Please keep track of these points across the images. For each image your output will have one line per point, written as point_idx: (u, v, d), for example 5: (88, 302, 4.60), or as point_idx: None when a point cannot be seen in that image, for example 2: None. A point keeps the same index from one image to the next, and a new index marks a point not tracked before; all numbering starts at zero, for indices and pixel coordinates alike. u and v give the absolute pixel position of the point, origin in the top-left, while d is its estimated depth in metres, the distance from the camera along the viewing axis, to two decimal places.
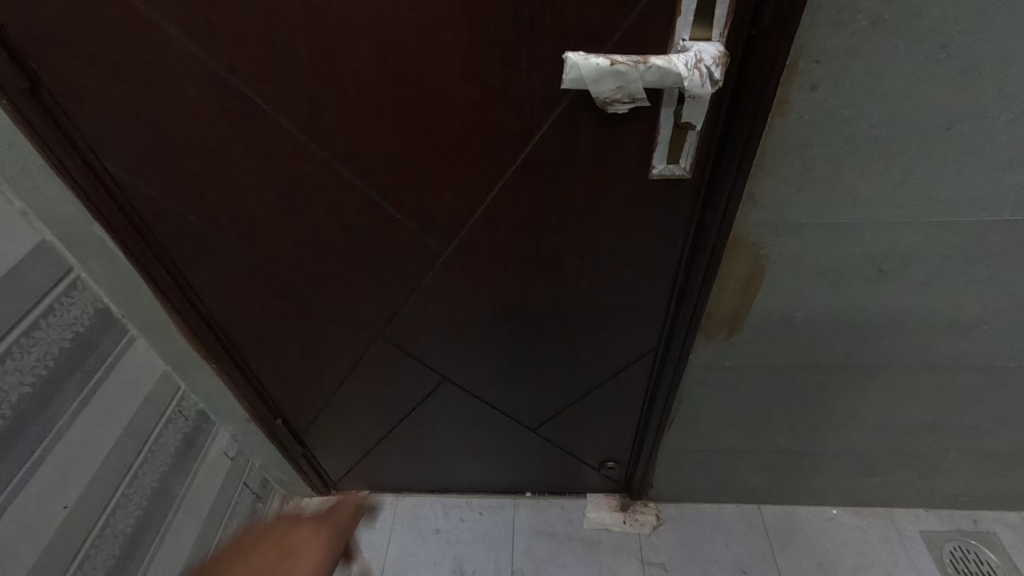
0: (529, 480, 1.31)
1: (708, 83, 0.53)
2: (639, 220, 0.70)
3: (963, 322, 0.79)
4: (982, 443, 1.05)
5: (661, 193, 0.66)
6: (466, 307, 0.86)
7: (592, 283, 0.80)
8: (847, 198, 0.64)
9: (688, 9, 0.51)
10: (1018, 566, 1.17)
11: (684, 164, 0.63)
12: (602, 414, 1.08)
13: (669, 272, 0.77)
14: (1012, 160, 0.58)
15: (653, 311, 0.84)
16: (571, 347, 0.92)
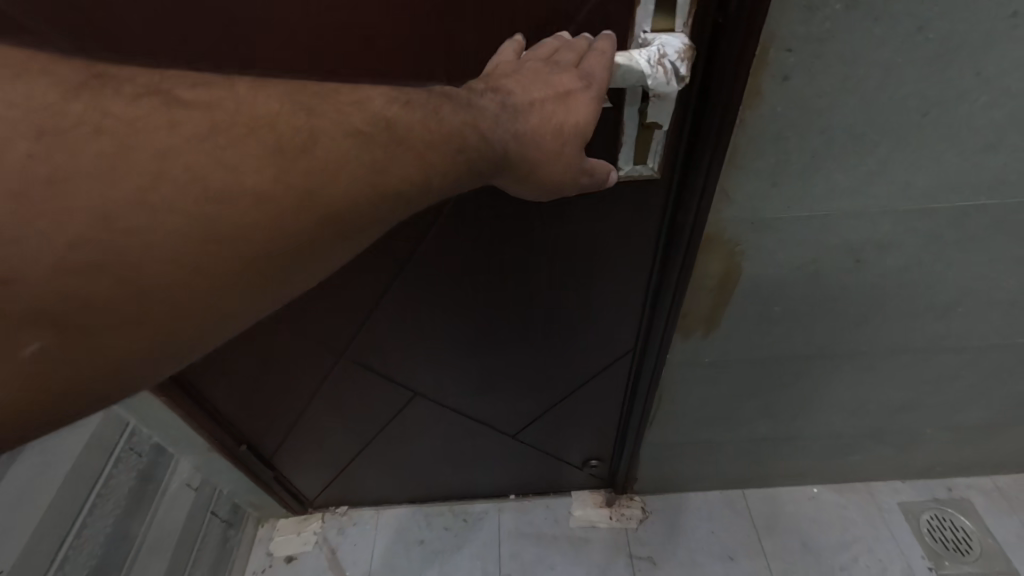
0: (512, 483, 1.28)
1: (674, 80, 0.48)
2: (608, 222, 0.66)
3: (939, 306, 0.78)
4: (956, 417, 1.06)
5: (629, 195, 0.62)
6: (432, 320, 0.81)
7: (564, 289, 0.76)
8: (823, 191, 0.60)
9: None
10: (991, 530, 1.21)
11: (652, 165, 0.58)
12: (583, 415, 1.05)
13: (643, 273, 0.73)
14: (989, 143, 0.56)
15: (629, 313, 0.81)
16: (546, 352, 0.88)
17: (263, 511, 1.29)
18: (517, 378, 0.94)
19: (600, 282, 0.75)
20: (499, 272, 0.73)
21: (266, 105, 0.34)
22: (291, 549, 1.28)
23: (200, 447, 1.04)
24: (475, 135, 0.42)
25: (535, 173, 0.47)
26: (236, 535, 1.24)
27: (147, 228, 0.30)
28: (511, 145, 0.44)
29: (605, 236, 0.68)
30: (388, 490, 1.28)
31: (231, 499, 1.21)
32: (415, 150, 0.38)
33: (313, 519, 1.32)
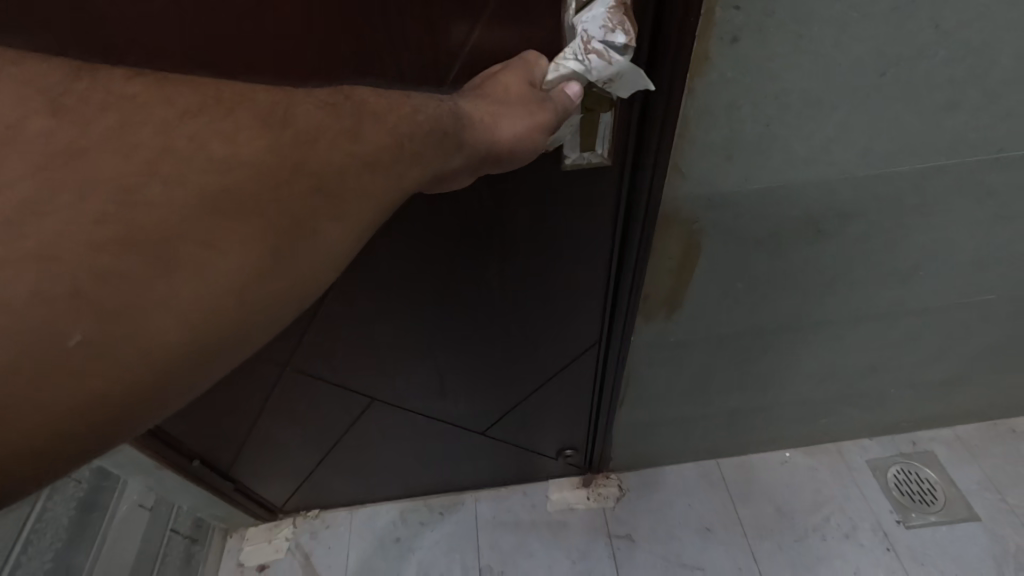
0: (488, 476, 1.25)
1: (614, 53, 0.44)
2: (558, 213, 0.61)
3: (901, 270, 0.76)
4: (920, 375, 1.06)
5: (578, 183, 0.57)
6: (380, 321, 0.75)
7: (518, 288, 0.72)
8: (781, 161, 0.57)
9: None
10: (953, 479, 1.24)
11: (600, 151, 0.53)
12: (555, 406, 1.02)
13: (603, 266, 0.69)
14: (949, 102, 0.53)
15: (592, 306, 0.76)
16: (507, 349, 0.84)
17: (229, 522, 1.25)
18: (479, 376, 0.90)
19: (555, 278, 0.71)
20: (447, 276, 0.68)
21: (236, 91, 0.35)
22: (262, 557, 1.24)
23: (148, 466, 0.98)
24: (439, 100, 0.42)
25: (495, 121, 0.43)
26: (201, 550, 1.19)
27: (159, 200, 0.29)
28: (460, 103, 0.43)
29: (556, 228, 0.63)
30: (360, 492, 1.24)
31: (193, 513, 1.17)
32: (386, 124, 0.37)
33: (285, 525, 1.28)
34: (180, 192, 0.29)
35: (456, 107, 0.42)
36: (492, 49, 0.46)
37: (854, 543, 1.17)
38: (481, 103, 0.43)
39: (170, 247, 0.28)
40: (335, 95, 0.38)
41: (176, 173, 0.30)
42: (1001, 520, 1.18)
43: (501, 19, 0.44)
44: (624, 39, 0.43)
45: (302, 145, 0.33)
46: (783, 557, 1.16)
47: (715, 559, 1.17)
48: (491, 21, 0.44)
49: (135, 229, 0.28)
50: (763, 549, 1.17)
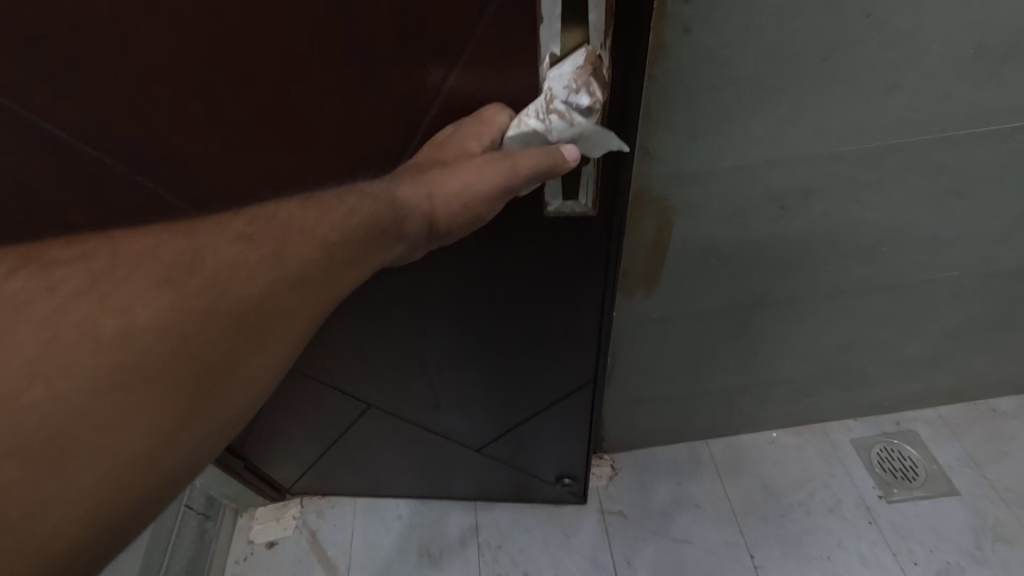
0: (489, 491, 1.25)
1: (577, 114, 0.48)
2: (548, 253, 0.65)
3: (864, 246, 0.81)
4: (897, 353, 1.11)
5: (565, 228, 0.62)
6: (384, 333, 0.80)
7: (513, 315, 0.76)
8: (740, 141, 0.62)
9: (552, 16, 0.44)
10: (934, 456, 1.29)
11: (584, 201, 0.58)
12: (550, 433, 1.04)
13: (593, 303, 0.72)
14: (888, 85, 0.58)
15: (585, 339, 0.79)
16: (503, 370, 0.88)
17: (240, 502, 1.31)
18: (470, 390, 0.93)
19: (541, 307, 0.74)
20: (439, 294, 0.72)
21: (141, 242, 0.38)
22: (271, 535, 1.29)
23: None
24: (374, 199, 0.47)
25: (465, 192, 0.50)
26: (213, 527, 1.26)
27: (52, 401, 0.32)
28: (396, 190, 0.49)
29: (547, 267, 0.67)
30: (360, 484, 1.28)
31: (206, 492, 1.23)
32: (302, 241, 0.42)
33: (291, 505, 1.33)
34: (67, 384, 0.32)
35: (394, 196, 0.48)
36: (469, 88, 0.49)
37: (837, 516, 1.22)
38: (433, 182, 0.50)
39: (64, 437, 0.32)
40: (255, 220, 0.42)
41: (66, 366, 0.33)
42: (978, 494, 1.23)
43: (478, 62, 0.47)
44: (588, 101, 0.47)
45: (213, 292, 0.37)
46: (769, 531, 1.21)
47: (704, 533, 1.21)
48: (471, 58, 0.47)
49: (32, 430, 0.31)
50: (751, 524, 1.22)
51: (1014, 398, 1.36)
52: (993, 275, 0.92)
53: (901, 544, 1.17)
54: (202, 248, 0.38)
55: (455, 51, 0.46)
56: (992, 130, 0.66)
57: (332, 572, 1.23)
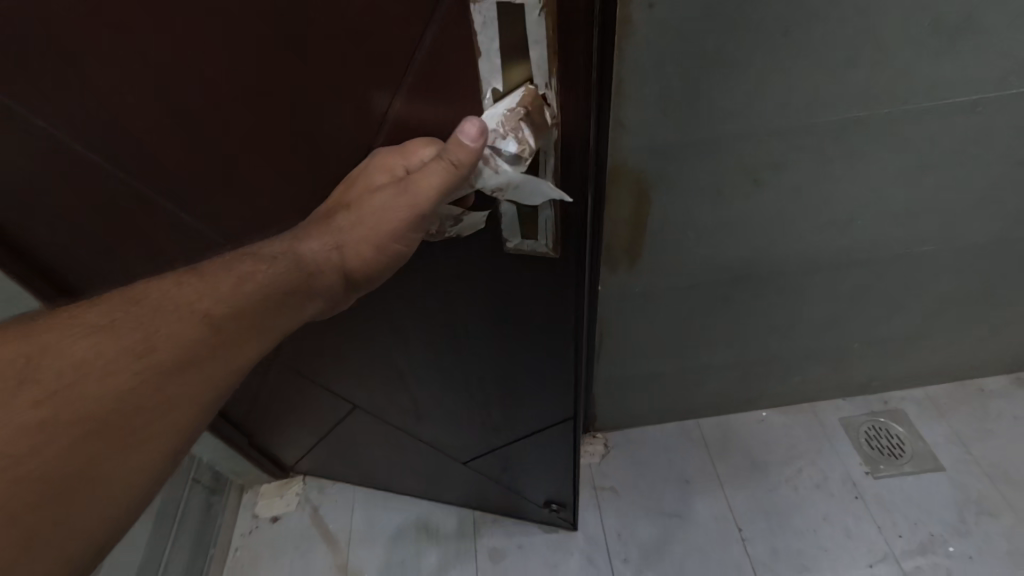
0: (481, 499, 1.24)
1: (504, 160, 0.50)
2: (514, 282, 0.66)
3: (839, 220, 0.84)
4: (880, 330, 1.14)
5: (528, 262, 0.63)
6: (371, 340, 0.84)
7: (488, 339, 0.77)
8: (709, 115, 0.66)
9: (490, 50, 0.45)
10: (921, 433, 1.31)
11: (543, 239, 0.59)
12: (535, 461, 1.03)
13: (564, 335, 0.73)
14: (848, 59, 0.62)
15: (561, 368, 0.79)
16: (486, 393, 0.89)
17: (245, 479, 1.36)
18: (456, 401, 0.94)
19: (516, 331, 0.74)
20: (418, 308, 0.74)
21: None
22: (275, 510, 1.34)
23: None
24: (268, 263, 0.48)
25: (371, 236, 0.52)
26: (220, 501, 1.31)
27: None
28: (300, 248, 0.50)
29: (516, 295, 0.68)
30: (357, 474, 1.31)
31: (212, 467, 1.28)
32: (179, 321, 0.42)
33: (295, 482, 1.38)
34: None
35: (295, 255, 0.49)
36: (422, 108, 0.51)
37: (825, 492, 1.24)
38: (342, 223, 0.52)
39: None
40: (120, 308, 0.42)
41: None
42: (964, 470, 1.25)
43: (426, 81, 0.48)
44: (516, 147, 0.49)
45: (78, 389, 0.37)
46: (757, 506, 1.23)
47: (693, 508, 1.24)
48: (419, 77, 0.48)
49: None
50: (739, 499, 1.25)
51: (1000, 377, 1.38)
52: (967, 249, 0.95)
53: (885, 517, 1.20)
54: (61, 345, 0.39)
55: (403, 70, 0.48)
56: (952, 102, 0.69)
57: (332, 544, 1.27)
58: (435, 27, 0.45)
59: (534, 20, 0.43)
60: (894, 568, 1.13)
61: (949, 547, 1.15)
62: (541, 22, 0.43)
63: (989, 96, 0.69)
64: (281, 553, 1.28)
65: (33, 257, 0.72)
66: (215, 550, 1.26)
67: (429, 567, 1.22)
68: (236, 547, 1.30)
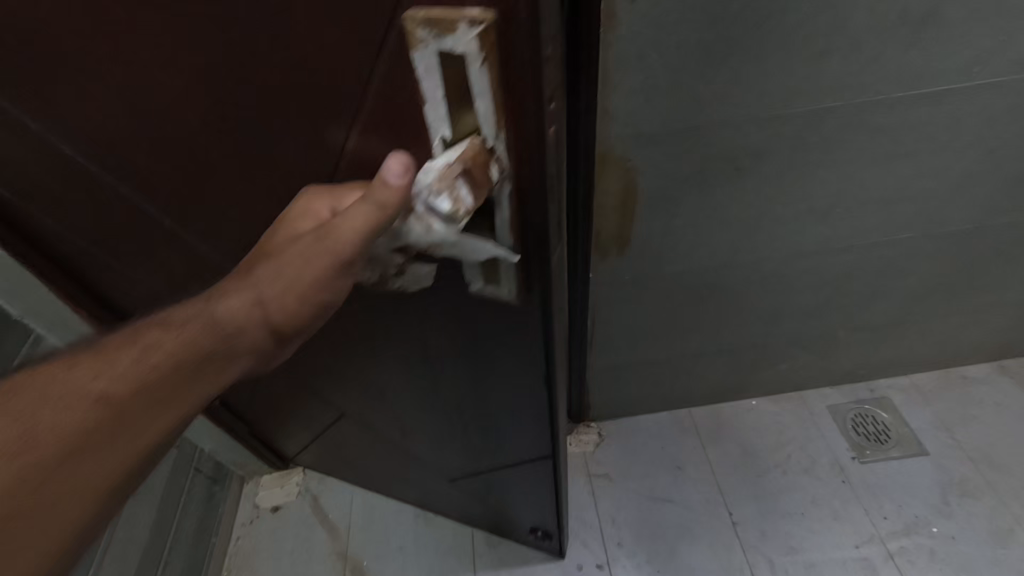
0: (473, 515, 1.21)
1: (437, 219, 0.41)
2: (482, 327, 0.60)
3: (820, 207, 0.88)
4: (864, 317, 1.18)
5: (495, 308, 0.56)
6: (353, 359, 0.82)
7: (463, 375, 0.73)
8: (691, 104, 0.69)
9: (434, 97, 0.38)
10: (906, 419, 1.35)
11: (505, 288, 0.52)
12: (520, 488, 0.99)
13: (538, 384, 0.67)
14: (820, 49, 0.65)
15: (539, 415, 0.74)
16: (466, 422, 0.85)
17: (247, 471, 1.39)
18: (438, 427, 0.91)
19: (490, 375, 0.69)
20: (393, 339, 0.70)
21: None
22: (276, 500, 1.37)
23: None
24: (181, 329, 0.39)
25: (304, 288, 0.44)
26: (221, 490, 1.33)
27: None
28: (219, 308, 0.41)
29: (486, 339, 0.63)
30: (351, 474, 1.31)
31: (213, 457, 1.31)
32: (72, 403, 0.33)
33: (295, 472, 1.40)
34: None
35: (214, 317, 0.41)
36: (374, 151, 0.45)
37: (813, 476, 1.28)
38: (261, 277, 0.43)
39: None
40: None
41: None
42: (948, 453, 1.28)
43: (376, 125, 0.43)
44: (449, 207, 0.40)
45: None
46: (747, 490, 1.27)
47: (685, 493, 1.27)
48: (369, 119, 0.43)
49: None
50: (729, 484, 1.28)
51: (983, 365, 1.42)
52: (944, 236, 0.99)
53: (872, 500, 1.23)
54: None
55: (353, 108, 0.43)
56: (923, 92, 0.73)
57: (332, 532, 1.30)
58: (383, 65, 0.39)
59: (476, 71, 0.36)
60: (880, 549, 1.16)
61: (933, 527, 1.18)
62: (484, 72, 0.36)
63: (956, 86, 0.73)
64: (281, 541, 1.30)
65: (45, 246, 0.76)
66: (217, 538, 1.29)
67: (428, 553, 1.25)
68: (238, 536, 1.32)
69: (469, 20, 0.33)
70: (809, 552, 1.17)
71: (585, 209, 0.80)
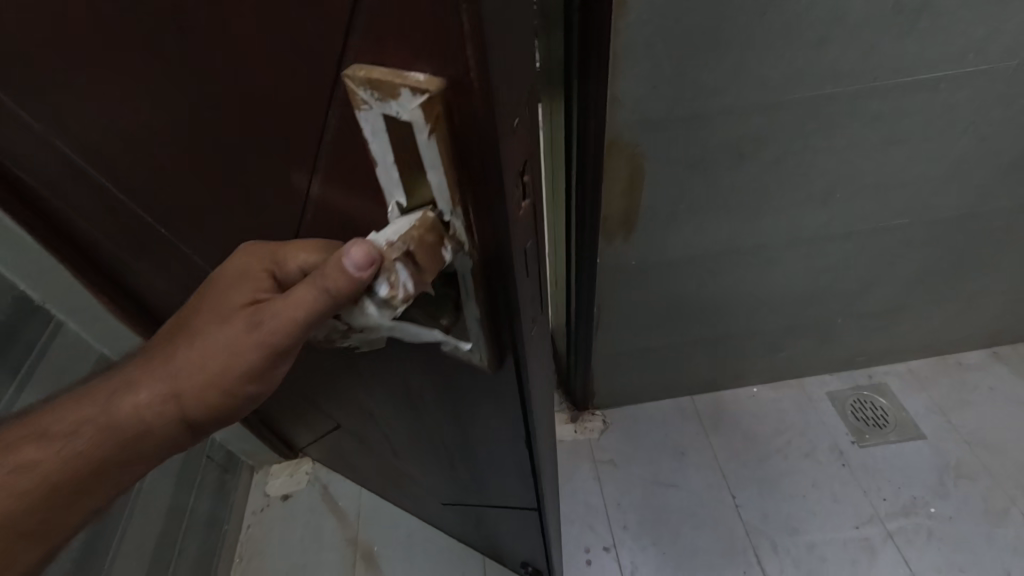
0: (467, 536, 1.16)
1: (373, 304, 0.35)
2: (462, 384, 0.55)
3: (819, 192, 0.91)
4: (862, 304, 1.21)
5: (472, 372, 0.50)
6: (341, 380, 0.78)
7: (445, 420, 0.67)
8: (695, 91, 0.72)
9: (386, 162, 0.33)
10: (904, 405, 1.38)
11: (480, 359, 0.45)
12: (508, 530, 0.94)
13: (522, 448, 0.60)
14: (819, 38, 0.68)
15: (521, 473, 0.67)
16: (452, 461, 0.80)
17: (257, 460, 1.41)
18: (426, 458, 0.86)
19: (473, 426, 0.64)
20: (378, 373, 0.66)
21: None
22: (286, 488, 1.39)
23: None
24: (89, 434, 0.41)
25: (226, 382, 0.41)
26: (233, 478, 1.35)
27: None
28: (134, 406, 0.42)
29: (465, 395, 0.57)
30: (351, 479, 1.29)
31: (224, 446, 1.32)
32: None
33: (304, 462, 1.42)
34: None
35: (126, 420, 0.41)
36: (337, 202, 0.41)
37: (813, 460, 1.31)
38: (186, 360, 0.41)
39: None
40: None
41: None
42: (945, 438, 1.31)
43: (335, 177, 0.39)
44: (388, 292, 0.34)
45: None
46: (748, 474, 1.29)
47: (688, 478, 1.30)
48: (328, 169, 0.39)
49: None
50: (731, 469, 1.31)
51: (978, 352, 1.45)
52: (939, 222, 1.02)
53: (870, 482, 1.26)
54: None
55: (313, 156, 0.39)
56: (917, 79, 0.76)
57: (342, 520, 1.32)
58: (336, 114, 0.34)
59: (424, 145, 0.30)
60: (879, 529, 1.19)
61: (930, 508, 1.21)
62: (431, 145, 0.30)
63: (949, 73, 0.76)
64: (292, 529, 1.32)
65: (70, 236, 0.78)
66: (229, 526, 1.30)
67: (437, 539, 1.27)
68: (249, 524, 1.34)
69: (411, 86, 0.28)
70: (810, 533, 1.20)
71: (592, 194, 0.83)
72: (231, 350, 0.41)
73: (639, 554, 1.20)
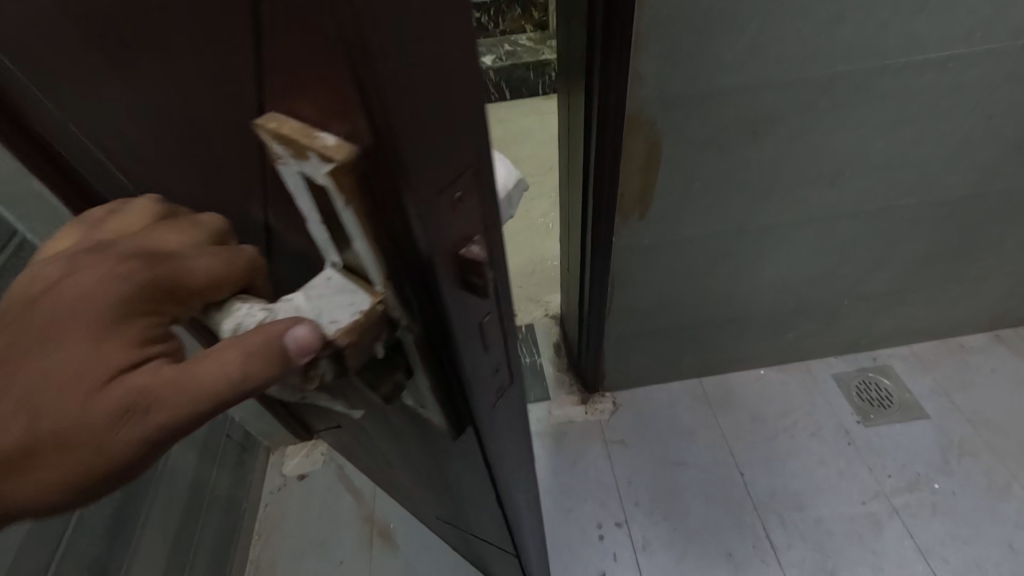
0: (457, 545, 1.13)
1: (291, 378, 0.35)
2: (420, 426, 0.55)
3: (829, 171, 0.93)
4: (868, 285, 1.23)
5: (426, 420, 0.50)
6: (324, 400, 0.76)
7: (410, 448, 0.66)
8: (713, 67, 0.75)
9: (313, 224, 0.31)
10: (908, 386, 1.41)
11: (432, 413, 0.47)
12: (489, 546, 0.92)
13: (485, 483, 0.60)
14: (834, 16, 0.71)
15: (491, 501, 0.66)
16: (426, 482, 0.78)
17: (273, 441, 1.43)
18: (407, 475, 0.85)
19: (436, 457, 0.63)
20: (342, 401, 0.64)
21: None
22: (302, 468, 1.41)
23: None
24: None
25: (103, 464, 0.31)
26: (250, 458, 1.37)
27: None
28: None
29: (426, 435, 0.57)
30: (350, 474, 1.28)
31: (242, 425, 1.35)
32: None
33: (320, 443, 1.45)
34: None
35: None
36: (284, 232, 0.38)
37: (819, 439, 1.33)
38: (57, 463, 0.31)
39: None
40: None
41: None
42: (948, 417, 1.34)
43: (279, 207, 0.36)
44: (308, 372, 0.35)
45: None
46: (757, 453, 1.32)
47: (698, 457, 1.33)
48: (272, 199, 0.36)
49: None
50: (740, 448, 1.34)
51: (980, 335, 1.48)
52: (945, 202, 1.05)
53: (876, 460, 1.29)
54: None
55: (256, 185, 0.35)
56: (927, 57, 0.78)
57: (358, 498, 1.35)
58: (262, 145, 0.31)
59: (342, 212, 0.28)
60: (885, 505, 1.22)
61: (935, 484, 1.24)
62: (356, 222, 0.28)
63: (959, 52, 0.78)
64: (309, 508, 1.34)
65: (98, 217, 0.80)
66: (247, 505, 1.33)
67: None
68: (267, 502, 1.37)
69: (319, 151, 0.25)
70: (817, 509, 1.22)
71: (611, 170, 0.85)
72: (103, 432, 0.31)
73: (651, 530, 1.23)
